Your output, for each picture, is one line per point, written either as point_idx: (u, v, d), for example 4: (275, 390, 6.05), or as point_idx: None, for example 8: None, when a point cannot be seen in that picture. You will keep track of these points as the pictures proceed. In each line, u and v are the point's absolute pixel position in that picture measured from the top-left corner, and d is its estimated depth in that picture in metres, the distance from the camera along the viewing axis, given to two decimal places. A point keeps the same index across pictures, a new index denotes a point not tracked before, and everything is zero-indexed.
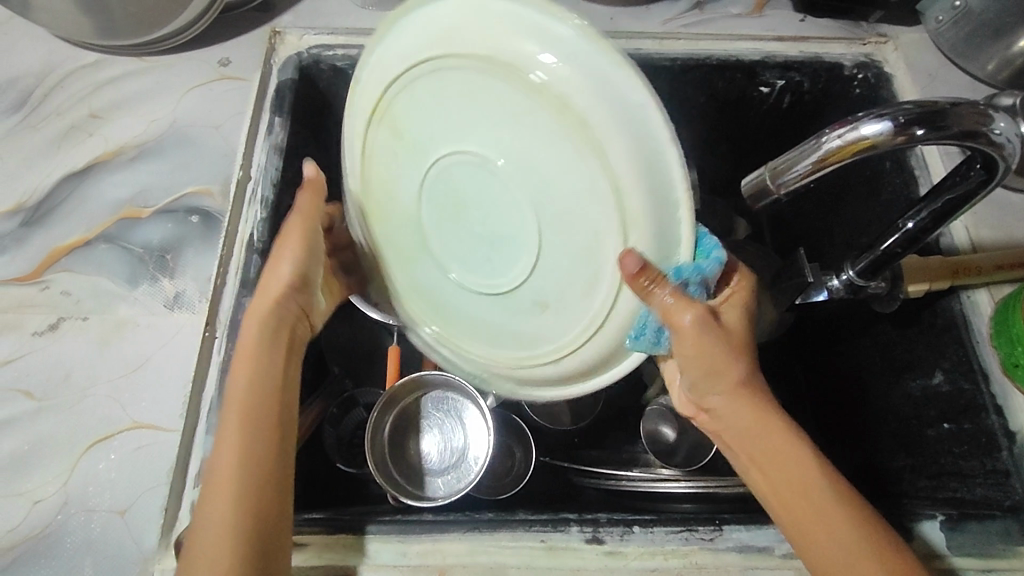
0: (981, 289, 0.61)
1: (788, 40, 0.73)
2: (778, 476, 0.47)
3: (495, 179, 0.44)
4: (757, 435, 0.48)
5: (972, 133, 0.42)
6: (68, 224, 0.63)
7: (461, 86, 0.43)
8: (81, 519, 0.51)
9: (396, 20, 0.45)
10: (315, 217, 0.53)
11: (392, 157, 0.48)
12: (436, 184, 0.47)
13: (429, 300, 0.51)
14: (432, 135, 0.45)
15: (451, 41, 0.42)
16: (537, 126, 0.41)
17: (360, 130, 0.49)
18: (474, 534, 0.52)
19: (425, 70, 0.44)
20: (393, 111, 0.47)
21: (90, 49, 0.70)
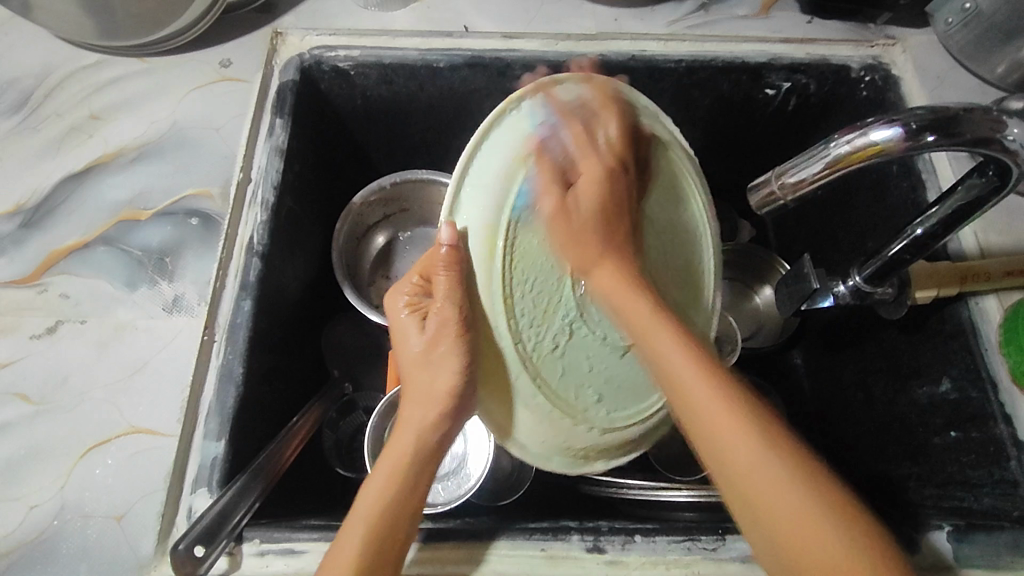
0: (990, 295, 0.59)
1: (795, 42, 0.72)
2: (748, 468, 0.40)
3: (639, 237, 0.53)
4: (719, 415, 0.42)
5: (985, 140, 0.41)
6: (69, 227, 0.63)
7: (631, 157, 0.52)
8: (78, 526, 0.51)
9: (547, 85, 0.50)
10: (468, 317, 0.46)
11: (553, 210, 0.48)
12: (590, 236, 0.50)
13: (552, 367, 0.49)
14: (598, 190, 0.51)
15: (615, 122, 0.52)
16: (673, 199, 0.56)
17: (523, 167, 0.47)
18: (474, 543, 0.51)
19: (589, 136, 0.50)
20: (568, 167, 0.49)
21: (91, 50, 0.70)
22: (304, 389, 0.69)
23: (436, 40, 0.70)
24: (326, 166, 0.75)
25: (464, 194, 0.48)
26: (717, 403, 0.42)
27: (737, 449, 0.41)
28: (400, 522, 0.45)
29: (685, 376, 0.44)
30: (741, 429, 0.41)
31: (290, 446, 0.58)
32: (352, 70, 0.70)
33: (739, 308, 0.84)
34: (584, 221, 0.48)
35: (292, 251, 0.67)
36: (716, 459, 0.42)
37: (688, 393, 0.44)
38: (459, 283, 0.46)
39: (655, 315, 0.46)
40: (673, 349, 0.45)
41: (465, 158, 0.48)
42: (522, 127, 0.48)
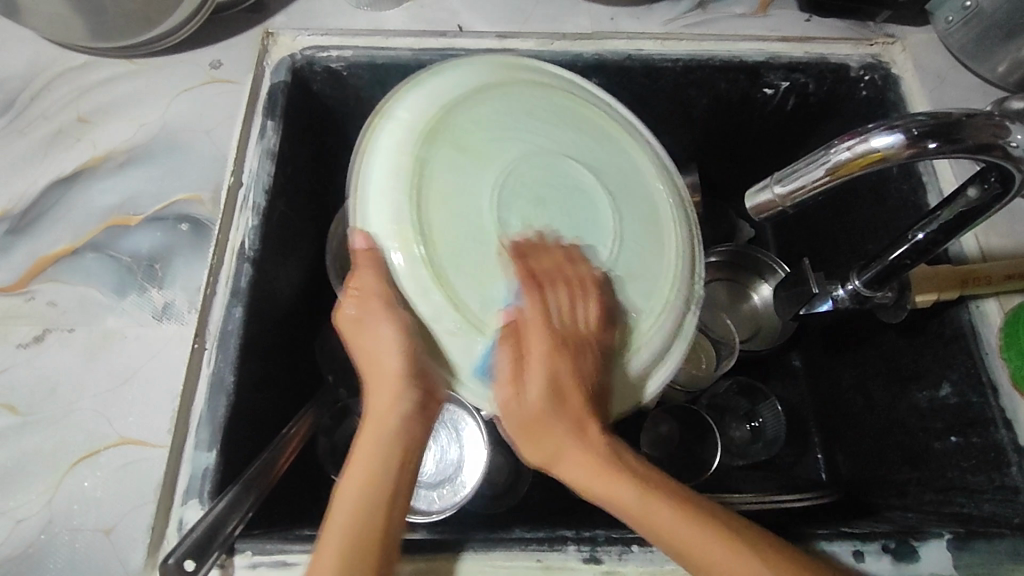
0: (991, 299, 0.59)
1: (794, 41, 0.71)
2: (715, 563, 0.41)
3: (574, 168, 0.50)
4: (671, 527, 0.42)
5: (987, 146, 0.41)
6: (56, 233, 0.62)
7: (511, 104, 0.51)
8: (67, 539, 0.50)
9: (418, 80, 0.53)
10: (390, 296, 0.46)
11: (456, 167, 0.48)
12: (509, 174, 0.48)
13: (510, 315, 0.46)
14: (500, 143, 0.49)
15: (494, 92, 0.52)
16: (598, 137, 0.53)
17: (408, 149, 0.48)
18: (470, 555, 0.50)
19: (458, 102, 0.50)
20: (445, 134, 0.49)
21: (78, 51, 0.69)
22: (298, 394, 0.69)
23: (429, 39, 0.69)
24: (318, 168, 0.74)
25: (368, 199, 0.47)
26: (639, 502, 0.43)
27: (654, 513, 0.42)
28: (383, 506, 0.44)
29: (569, 455, 0.44)
30: (663, 510, 0.42)
31: (283, 452, 0.57)
32: (344, 70, 0.68)
33: (738, 309, 0.83)
34: (573, 361, 0.45)
35: (285, 256, 0.66)
36: (666, 544, 0.42)
37: (627, 506, 0.43)
38: (381, 260, 0.46)
39: (590, 445, 0.44)
40: (580, 461, 0.44)
41: (357, 171, 0.49)
42: (402, 122, 0.49)
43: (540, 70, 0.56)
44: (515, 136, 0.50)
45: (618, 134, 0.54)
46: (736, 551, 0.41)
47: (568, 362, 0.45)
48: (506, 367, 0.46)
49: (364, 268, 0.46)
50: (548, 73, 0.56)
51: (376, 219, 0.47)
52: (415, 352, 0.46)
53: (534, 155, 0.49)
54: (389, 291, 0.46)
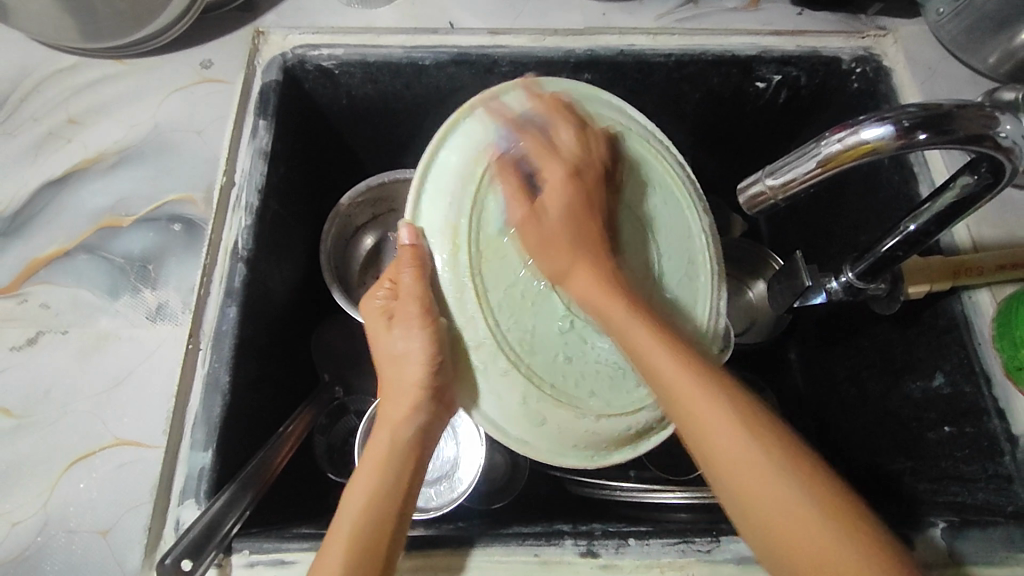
0: (983, 289, 0.59)
1: (785, 35, 0.71)
2: (775, 515, 0.39)
3: (620, 214, 0.52)
4: (751, 458, 0.41)
5: (977, 137, 0.41)
6: (48, 234, 0.61)
7: (600, 144, 0.52)
8: (62, 540, 0.50)
9: (509, 89, 0.52)
10: (422, 298, 0.46)
11: (513, 199, 0.49)
12: None
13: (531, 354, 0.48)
14: None
15: (573, 126, 0.52)
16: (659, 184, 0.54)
17: (478, 163, 0.49)
18: (468, 550, 0.51)
19: (554, 132, 0.51)
20: (512, 170, 0.49)
21: (67, 52, 0.68)
22: (293, 394, 0.69)
23: (421, 36, 0.69)
24: (311, 167, 0.74)
25: (423, 204, 0.49)
26: (739, 447, 0.41)
27: (712, 422, 0.42)
28: (392, 511, 0.45)
29: (656, 359, 0.44)
30: (733, 431, 0.41)
31: (279, 450, 0.57)
32: (336, 68, 0.68)
33: (733, 303, 0.83)
34: (563, 237, 0.47)
35: (278, 256, 0.66)
36: (711, 461, 0.42)
37: (692, 410, 0.42)
38: (421, 270, 0.47)
39: (696, 388, 0.43)
40: (647, 334, 0.44)
41: (426, 159, 0.50)
42: (476, 137, 0.50)
43: (619, 108, 0.55)
44: None
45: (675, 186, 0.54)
46: (784, 482, 0.40)
47: (586, 262, 0.46)
48: (512, 413, 0.48)
49: (404, 261, 0.47)
50: (629, 115, 0.56)
51: (433, 206, 0.49)
52: (439, 364, 0.47)
53: None
54: (425, 306, 0.46)
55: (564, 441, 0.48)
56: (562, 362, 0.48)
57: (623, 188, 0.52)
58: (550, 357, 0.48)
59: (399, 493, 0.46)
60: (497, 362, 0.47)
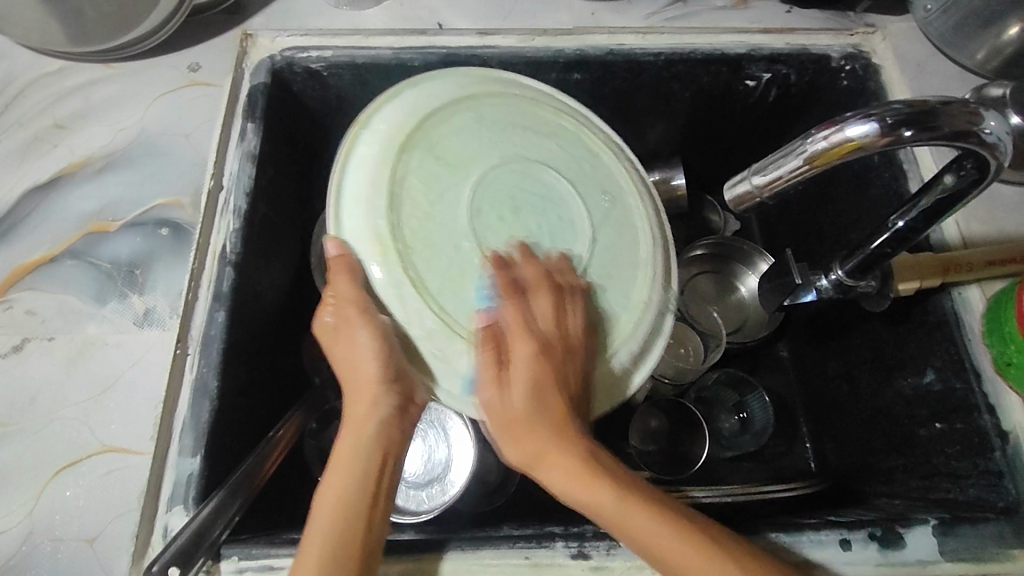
0: (973, 285, 0.59)
1: (774, 33, 0.71)
2: None
3: (545, 176, 0.51)
4: (679, 556, 0.41)
5: (963, 133, 0.41)
6: (34, 241, 0.61)
7: (500, 113, 0.53)
8: (49, 549, 0.50)
9: (399, 90, 0.53)
10: (359, 301, 0.45)
11: (432, 177, 0.49)
12: (483, 187, 0.49)
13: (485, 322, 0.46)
14: (478, 154, 0.50)
15: (475, 103, 0.53)
16: (566, 140, 0.54)
17: (389, 157, 0.49)
18: (459, 553, 0.50)
19: (442, 114, 0.51)
20: (417, 149, 0.49)
21: (53, 56, 0.68)
22: (284, 399, 0.68)
23: (409, 38, 0.69)
24: (301, 170, 0.73)
25: (342, 212, 0.48)
26: (651, 532, 0.41)
27: (599, 505, 0.42)
28: (362, 512, 0.43)
29: (535, 448, 0.43)
30: (642, 511, 0.42)
31: (269, 454, 0.57)
32: (325, 70, 0.68)
33: (725, 301, 0.83)
34: (516, 418, 0.44)
35: (268, 260, 0.66)
36: (628, 535, 0.42)
37: (581, 496, 0.43)
38: (354, 270, 0.46)
39: (591, 484, 0.42)
40: (527, 405, 0.44)
41: (336, 177, 0.49)
42: (381, 133, 0.50)
43: (511, 82, 0.57)
44: (487, 144, 0.51)
45: (583, 137, 0.55)
46: (683, 549, 0.41)
47: (517, 393, 0.45)
48: (481, 387, 0.46)
49: (334, 269, 0.46)
50: (517, 83, 0.57)
51: (349, 220, 0.47)
52: (392, 354, 0.45)
53: (513, 166, 0.51)
54: (365, 300, 0.45)
55: None
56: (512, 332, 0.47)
57: (538, 149, 0.52)
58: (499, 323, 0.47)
59: (368, 493, 0.44)
60: (449, 340, 0.46)
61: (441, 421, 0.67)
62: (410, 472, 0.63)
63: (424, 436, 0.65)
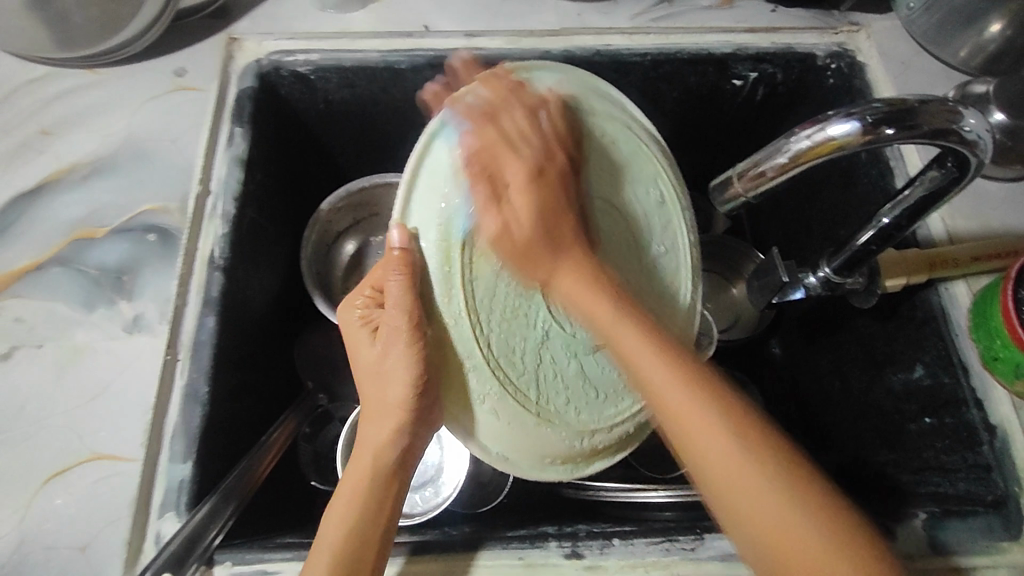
0: (959, 281, 0.60)
1: (760, 32, 0.72)
2: (714, 457, 0.41)
3: (599, 223, 0.53)
4: (682, 407, 0.43)
5: (942, 131, 0.41)
6: (20, 248, 0.61)
7: (590, 148, 0.53)
8: (38, 559, 0.49)
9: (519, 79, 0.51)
10: (410, 310, 0.44)
11: None
12: (553, 236, 0.50)
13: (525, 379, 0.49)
14: (556, 191, 0.50)
15: (583, 128, 0.52)
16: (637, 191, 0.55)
17: (474, 167, 0.46)
18: (453, 556, 0.50)
19: (547, 127, 0.50)
20: (518, 171, 0.47)
21: (37, 62, 0.67)
22: (276, 403, 0.68)
23: (397, 40, 0.69)
24: (291, 173, 0.73)
25: (414, 199, 0.46)
26: (683, 402, 0.43)
27: (686, 410, 0.43)
28: (372, 539, 0.46)
29: (629, 341, 0.45)
30: (721, 435, 0.42)
31: (263, 459, 0.57)
32: (312, 74, 0.68)
33: (717, 299, 0.83)
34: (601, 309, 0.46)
35: (257, 264, 0.65)
36: (694, 455, 0.42)
37: (663, 395, 0.44)
38: (409, 277, 0.44)
39: (640, 343, 0.45)
40: (638, 346, 0.45)
41: (420, 147, 0.46)
42: (490, 124, 0.47)
43: (617, 98, 0.56)
44: (567, 183, 0.51)
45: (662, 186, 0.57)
46: (751, 474, 0.40)
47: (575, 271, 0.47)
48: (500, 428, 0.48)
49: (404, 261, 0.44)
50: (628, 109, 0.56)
51: (424, 204, 0.45)
52: (425, 383, 0.46)
53: (581, 209, 0.51)
54: (415, 321, 0.45)
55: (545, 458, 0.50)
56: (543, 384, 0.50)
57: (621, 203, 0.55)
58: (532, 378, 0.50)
59: (377, 521, 0.47)
60: (484, 381, 0.47)
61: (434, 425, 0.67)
62: None
63: None
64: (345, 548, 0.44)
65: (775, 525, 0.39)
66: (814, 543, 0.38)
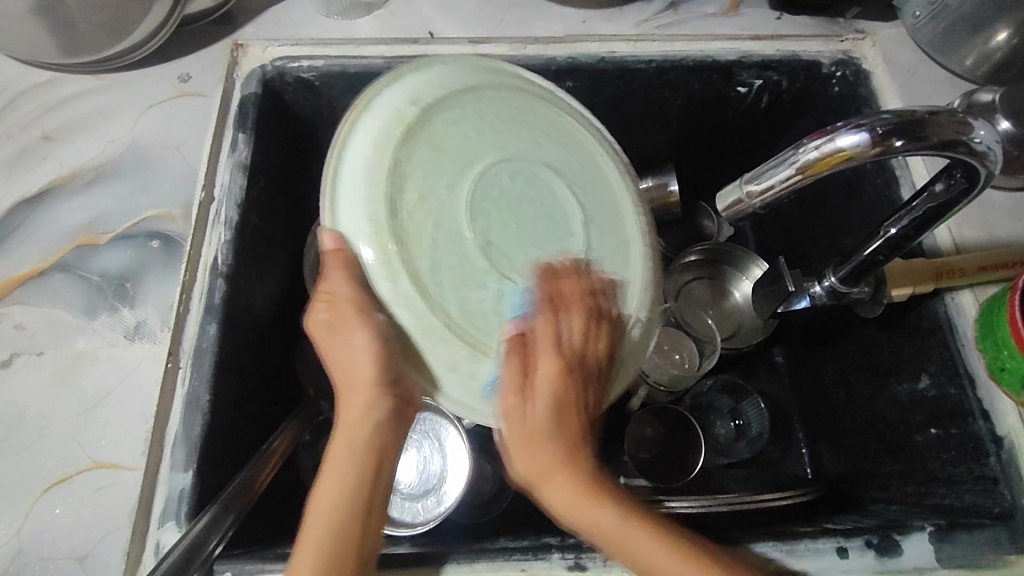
0: (965, 290, 0.59)
1: (764, 39, 0.72)
2: (650, 556, 0.42)
3: (547, 178, 0.50)
4: (623, 534, 0.42)
5: (952, 142, 0.41)
6: (22, 254, 0.60)
7: (501, 103, 0.51)
8: (38, 568, 0.49)
9: (399, 74, 0.49)
10: (354, 300, 0.42)
11: (433, 169, 0.46)
12: (483, 184, 0.47)
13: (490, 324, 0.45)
14: (480, 147, 0.48)
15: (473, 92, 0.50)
16: (569, 139, 0.53)
17: (390, 147, 0.45)
18: (454, 566, 0.50)
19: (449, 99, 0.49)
20: (426, 131, 0.46)
21: (42, 67, 0.68)
22: (277, 411, 0.68)
23: (401, 47, 0.69)
24: (295, 180, 0.73)
25: (338, 203, 0.44)
26: (615, 529, 0.42)
27: (616, 535, 0.42)
28: (355, 521, 0.42)
29: (546, 462, 0.42)
30: (681, 565, 0.42)
31: (263, 468, 0.56)
32: (316, 80, 0.68)
33: (719, 307, 0.83)
34: (543, 450, 0.42)
35: (260, 271, 0.65)
36: (628, 558, 0.42)
37: (571, 507, 0.42)
38: (351, 270, 0.43)
39: (593, 505, 0.42)
40: (567, 495, 0.42)
41: (340, 139, 0.46)
42: (385, 112, 0.46)
43: (514, 74, 0.55)
44: (493, 143, 0.49)
45: (581, 136, 0.54)
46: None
47: (553, 394, 0.43)
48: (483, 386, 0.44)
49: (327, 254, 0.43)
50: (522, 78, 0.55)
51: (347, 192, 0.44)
52: (388, 358, 0.43)
53: (516, 159, 0.49)
54: (360, 303, 0.42)
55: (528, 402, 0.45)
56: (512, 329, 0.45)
57: (552, 155, 0.51)
58: (467, 315, 0.45)
59: (359, 506, 0.43)
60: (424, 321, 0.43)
61: (435, 431, 0.66)
62: (404, 483, 0.63)
63: (418, 448, 0.65)
64: (330, 545, 0.41)
65: None
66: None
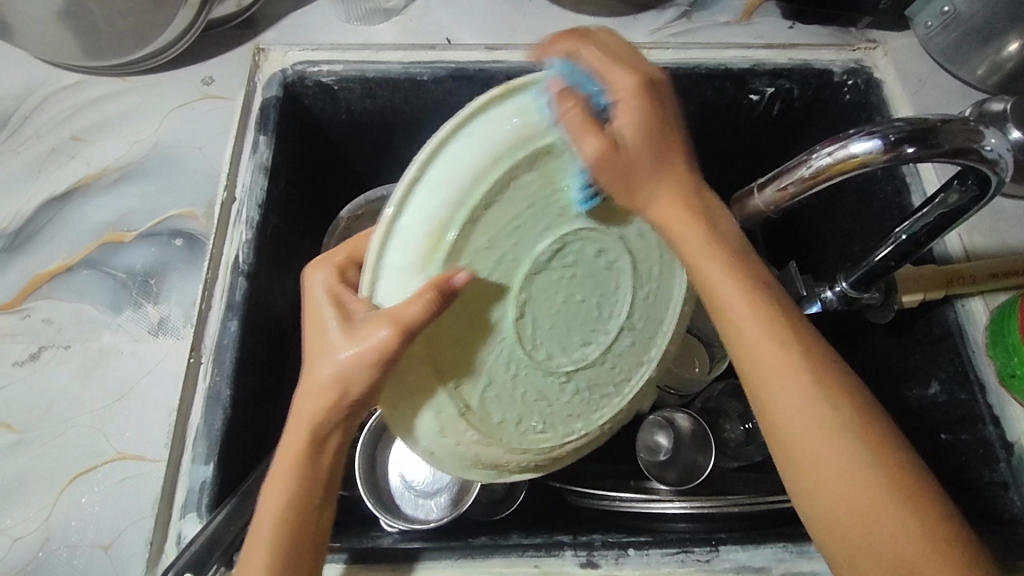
0: (976, 298, 0.60)
1: (777, 48, 0.73)
2: (806, 418, 0.38)
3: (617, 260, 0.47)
4: (773, 355, 0.38)
5: (964, 150, 0.42)
6: (51, 250, 0.62)
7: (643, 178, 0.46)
8: (64, 555, 0.51)
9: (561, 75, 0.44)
10: (404, 322, 0.38)
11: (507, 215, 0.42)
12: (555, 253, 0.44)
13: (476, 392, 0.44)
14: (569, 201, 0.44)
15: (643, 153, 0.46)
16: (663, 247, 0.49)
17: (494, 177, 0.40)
18: (468, 561, 0.51)
19: None
20: (491, 209, 0.41)
21: (71, 70, 0.69)
22: None
23: (419, 53, 0.70)
24: (313, 181, 0.75)
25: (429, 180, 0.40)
26: (773, 346, 0.38)
27: (767, 357, 0.38)
28: (303, 535, 0.43)
29: (686, 236, 0.41)
30: (829, 415, 0.37)
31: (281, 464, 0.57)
32: (335, 84, 0.69)
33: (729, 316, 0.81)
34: (643, 160, 0.40)
35: (279, 270, 0.67)
36: (765, 386, 0.39)
37: (729, 312, 0.40)
38: (606, 64, 0.40)
39: (747, 298, 0.39)
40: (729, 288, 0.40)
41: (434, 143, 0.40)
42: (477, 148, 0.40)
43: None
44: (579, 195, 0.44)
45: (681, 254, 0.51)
46: (853, 452, 0.37)
47: (651, 104, 0.40)
48: (439, 440, 0.44)
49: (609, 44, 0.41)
50: None
51: (402, 230, 0.40)
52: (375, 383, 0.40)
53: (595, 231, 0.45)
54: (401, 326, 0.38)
55: (471, 462, 0.46)
56: (492, 403, 0.45)
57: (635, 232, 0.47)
58: (479, 390, 0.44)
59: (307, 517, 0.43)
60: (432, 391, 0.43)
61: None
62: (418, 480, 0.66)
63: None
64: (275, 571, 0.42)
65: (854, 506, 0.37)
66: (904, 536, 0.36)
